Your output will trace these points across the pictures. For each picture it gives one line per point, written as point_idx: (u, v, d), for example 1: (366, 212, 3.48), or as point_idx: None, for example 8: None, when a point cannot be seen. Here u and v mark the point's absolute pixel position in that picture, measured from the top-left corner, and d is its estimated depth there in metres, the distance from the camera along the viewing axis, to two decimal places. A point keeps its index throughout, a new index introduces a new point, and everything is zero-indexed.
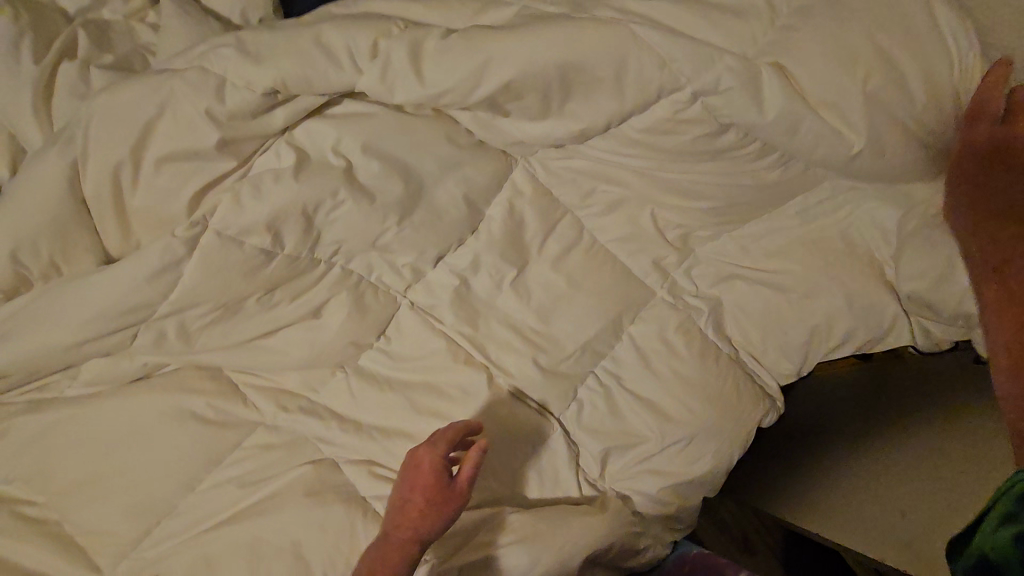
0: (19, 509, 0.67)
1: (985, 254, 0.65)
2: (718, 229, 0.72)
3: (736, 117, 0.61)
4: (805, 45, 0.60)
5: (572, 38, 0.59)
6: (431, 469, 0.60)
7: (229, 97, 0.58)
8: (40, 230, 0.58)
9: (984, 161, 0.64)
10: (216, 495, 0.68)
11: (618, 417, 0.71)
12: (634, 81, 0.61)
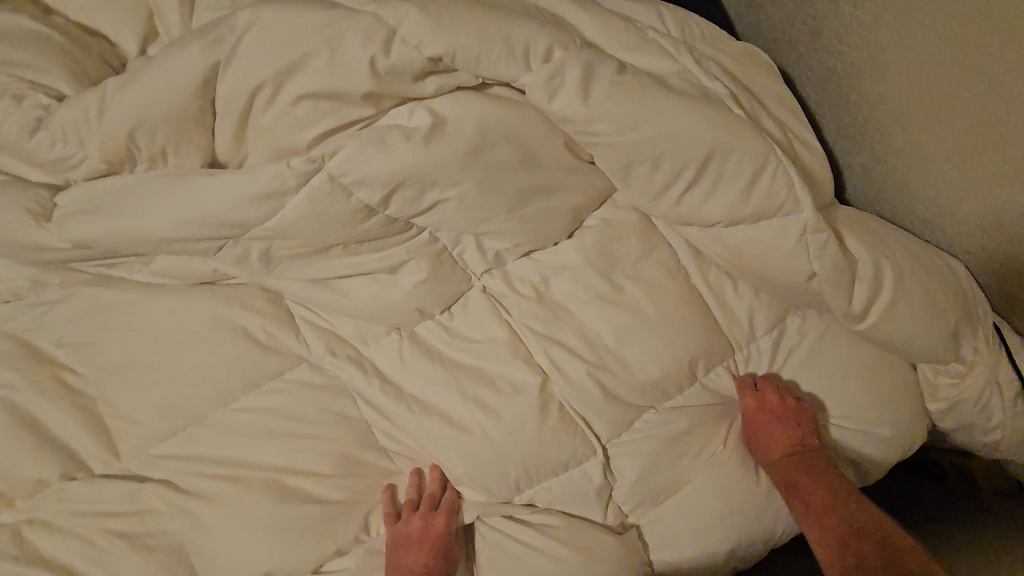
0: (61, 374, 0.68)
1: (796, 475, 0.68)
2: (803, 327, 0.70)
3: (823, 267, 0.62)
4: (855, 221, 0.69)
5: (729, 128, 0.60)
6: (439, 540, 0.64)
7: (394, 50, 0.54)
8: (164, 119, 0.59)
9: (752, 427, 0.69)
10: (244, 421, 0.66)
11: (667, 461, 0.68)
12: (762, 191, 0.61)
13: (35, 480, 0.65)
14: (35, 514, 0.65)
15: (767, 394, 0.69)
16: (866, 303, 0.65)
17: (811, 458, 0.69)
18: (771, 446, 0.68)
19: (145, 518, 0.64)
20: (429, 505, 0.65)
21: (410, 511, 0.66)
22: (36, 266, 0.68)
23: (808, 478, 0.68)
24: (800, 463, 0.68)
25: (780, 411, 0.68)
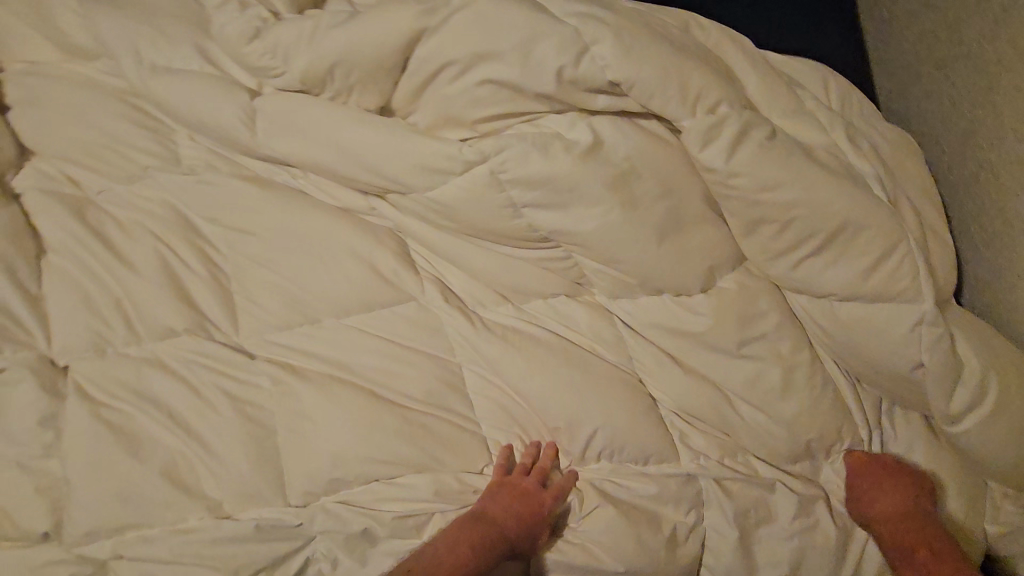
0: (207, 250, 0.79)
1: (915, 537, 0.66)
2: (872, 411, 0.73)
3: (901, 359, 0.67)
4: (968, 337, 0.68)
5: (857, 215, 0.64)
6: (537, 508, 0.67)
7: (583, 63, 0.60)
8: (362, 65, 0.67)
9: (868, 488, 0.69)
10: (349, 335, 0.76)
11: (717, 508, 0.69)
12: (867, 277, 0.66)
13: (163, 330, 0.75)
14: (153, 359, 0.74)
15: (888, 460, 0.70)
16: (942, 405, 0.67)
17: (931, 527, 0.67)
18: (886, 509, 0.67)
19: (243, 392, 0.73)
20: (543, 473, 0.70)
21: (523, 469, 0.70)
22: (230, 150, 0.82)
23: (930, 540, 0.66)
24: (924, 529, 0.66)
25: (894, 471, 0.69)
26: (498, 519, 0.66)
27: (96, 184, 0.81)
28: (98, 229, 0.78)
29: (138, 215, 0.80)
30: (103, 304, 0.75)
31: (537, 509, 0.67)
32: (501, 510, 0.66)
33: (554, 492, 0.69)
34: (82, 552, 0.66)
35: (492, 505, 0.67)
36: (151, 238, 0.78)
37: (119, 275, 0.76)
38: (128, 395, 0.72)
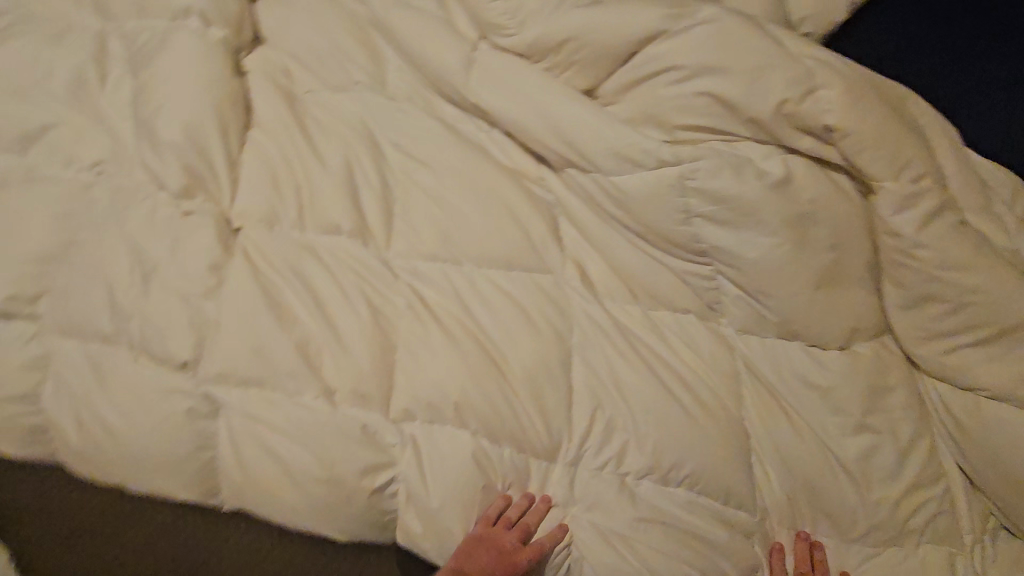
0: (384, 169, 0.86)
1: None
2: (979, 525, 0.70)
3: None
4: None
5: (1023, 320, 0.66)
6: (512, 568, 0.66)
7: (806, 102, 0.64)
8: (592, 47, 0.72)
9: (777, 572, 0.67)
10: (484, 283, 0.80)
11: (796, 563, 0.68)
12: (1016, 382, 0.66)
13: (328, 226, 0.82)
14: (312, 247, 0.81)
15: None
16: None
17: None
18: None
19: (380, 303, 0.78)
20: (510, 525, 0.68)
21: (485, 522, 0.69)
22: (431, 90, 0.89)
23: None
24: None
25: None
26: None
27: (308, 84, 0.90)
28: (300, 122, 0.86)
29: (335, 122, 0.87)
30: (285, 187, 0.83)
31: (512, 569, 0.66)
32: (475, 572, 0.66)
33: (532, 552, 0.67)
34: (207, 389, 0.73)
35: (473, 554, 0.67)
36: (341, 144, 0.86)
37: (306, 167, 0.84)
38: (284, 271, 0.78)
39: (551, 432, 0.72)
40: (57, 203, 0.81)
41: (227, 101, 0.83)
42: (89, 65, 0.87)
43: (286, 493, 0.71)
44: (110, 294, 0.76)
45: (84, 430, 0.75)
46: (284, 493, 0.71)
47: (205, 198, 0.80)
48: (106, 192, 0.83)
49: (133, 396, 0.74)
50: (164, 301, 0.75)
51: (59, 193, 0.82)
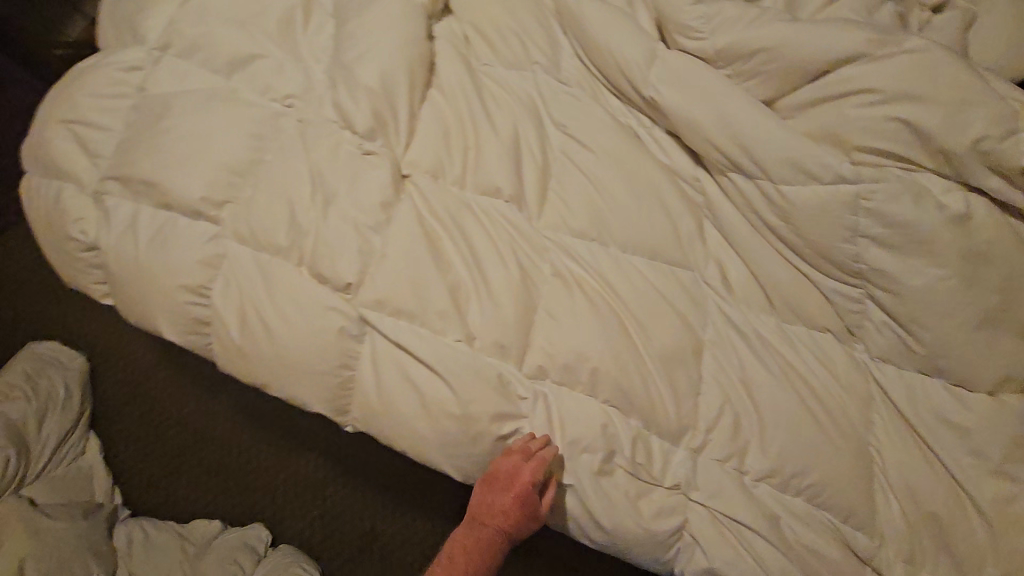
0: (546, 144, 0.90)
1: None
2: None
3: None
4: None
5: None
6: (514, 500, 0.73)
7: (1007, 142, 0.65)
8: (786, 60, 0.75)
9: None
10: (627, 267, 0.83)
11: None
12: None
13: (489, 188, 0.86)
14: (471, 205, 0.86)
15: None
16: None
17: None
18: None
19: (528, 267, 0.82)
20: (501, 474, 0.73)
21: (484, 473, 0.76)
22: (601, 80, 0.93)
23: None
24: None
25: None
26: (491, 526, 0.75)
27: (485, 56, 0.95)
28: (475, 89, 0.92)
29: (507, 94, 0.92)
30: (456, 146, 0.89)
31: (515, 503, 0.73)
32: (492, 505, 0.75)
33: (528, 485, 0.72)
34: (363, 313, 0.79)
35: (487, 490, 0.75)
36: (510, 114, 0.90)
37: (476, 131, 0.89)
38: (445, 221, 0.84)
39: (679, 416, 0.74)
40: (252, 125, 0.89)
41: (417, 58, 0.89)
42: (297, 8, 0.95)
43: (418, 423, 0.76)
44: (289, 211, 0.83)
45: (242, 329, 0.81)
46: (417, 422, 0.76)
47: (384, 142, 0.86)
48: (297, 123, 0.91)
49: (294, 307, 0.80)
50: (338, 227, 0.81)
51: (254, 117, 0.90)
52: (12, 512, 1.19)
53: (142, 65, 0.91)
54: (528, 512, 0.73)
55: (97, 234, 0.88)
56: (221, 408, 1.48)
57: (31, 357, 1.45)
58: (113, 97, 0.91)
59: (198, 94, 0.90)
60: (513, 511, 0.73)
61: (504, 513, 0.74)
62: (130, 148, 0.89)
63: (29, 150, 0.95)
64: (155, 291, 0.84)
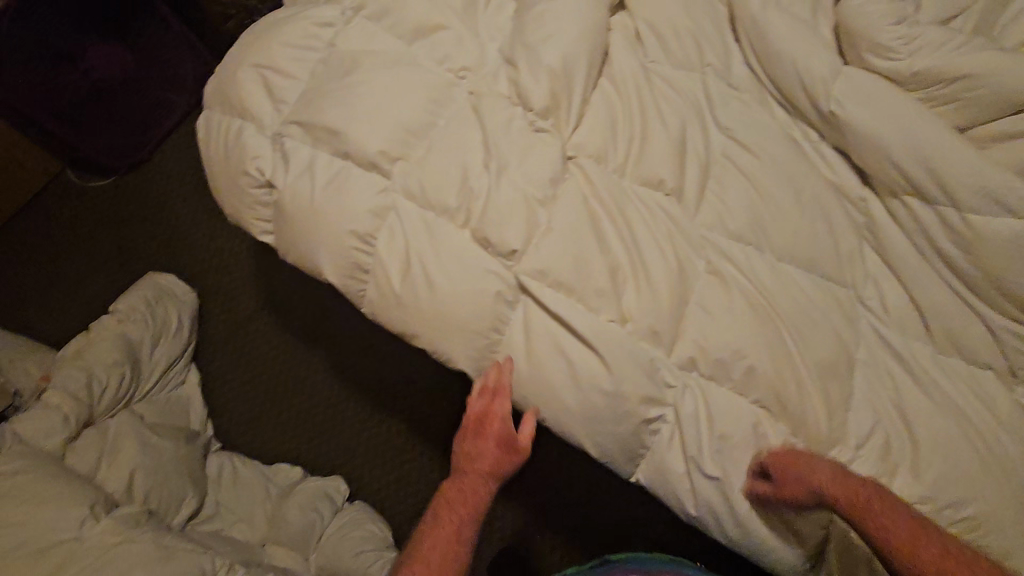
0: (710, 144, 0.91)
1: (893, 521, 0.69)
2: None
3: None
4: None
5: None
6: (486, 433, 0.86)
7: None
8: (990, 91, 0.80)
9: (788, 484, 0.72)
10: (784, 275, 0.83)
11: None
12: None
13: (651, 179, 0.88)
14: (633, 194, 0.88)
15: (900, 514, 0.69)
16: None
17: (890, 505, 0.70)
18: (873, 532, 0.69)
19: (686, 260, 0.83)
20: (475, 419, 0.87)
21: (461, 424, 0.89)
22: (771, 91, 0.94)
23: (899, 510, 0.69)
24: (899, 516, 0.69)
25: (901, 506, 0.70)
26: (473, 475, 0.87)
27: (655, 52, 0.96)
28: (645, 82, 0.93)
29: (675, 90, 0.93)
30: (622, 134, 0.91)
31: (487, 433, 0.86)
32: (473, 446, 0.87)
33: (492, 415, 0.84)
34: (524, 280, 0.81)
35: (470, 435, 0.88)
36: (679, 111, 0.91)
37: (644, 121, 0.91)
38: (610, 204, 0.85)
39: (829, 427, 0.76)
40: (429, 90, 0.93)
41: (596, 45, 0.92)
42: None
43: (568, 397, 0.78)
44: (462, 176, 0.86)
45: (403, 280, 0.85)
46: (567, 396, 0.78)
47: (556, 122, 0.89)
48: (470, 94, 0.94)
49: (457, 265, 0.83)
50: (508, 194, 0.84)
51: (431, 82, 0.94)
52: (129, 427, 1.28)
53: (335, 22, 0.97)
54: (503, 452, 0.86)
55: (273, 173, 0.94)
56: (315, 362, 1.54)
57: (151, 284, 1.54)
58: (304, 49, 0.97)
59: (382, 55, 0.95)
60: (489, 445, 0.86)
61: (483, 457, 0.86)
62: (314, 97, 0.94)
63: (216, 88, 1.02)
64: (324, 233, 0.89)
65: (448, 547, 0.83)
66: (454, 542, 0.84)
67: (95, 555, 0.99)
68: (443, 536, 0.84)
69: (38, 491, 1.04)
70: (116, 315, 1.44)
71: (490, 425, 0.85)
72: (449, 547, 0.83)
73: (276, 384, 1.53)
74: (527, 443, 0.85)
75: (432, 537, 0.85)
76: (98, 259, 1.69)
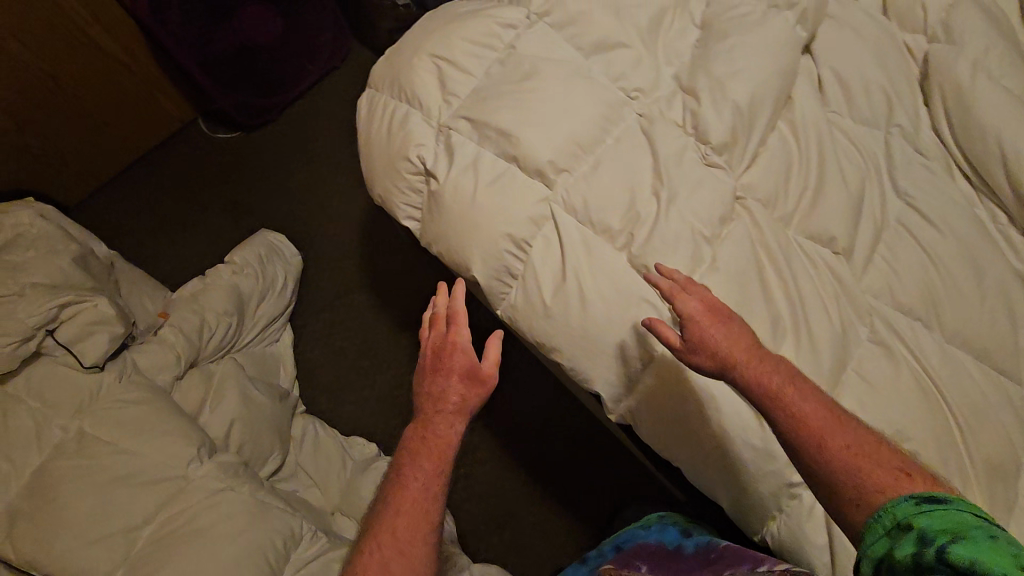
0: (888, 207, 0.88)
1: (794, 406, 0.69)
2: None
3: None
4: None
5: None
6: (445, 365, 0.86)
7: None
8: None
9: (698, 346, 0.73)
10: (952, 357, 0.80)
11: None
12: None
13: (822, 234, 0.85)
14: (799, 246, 0.85)
15: (801, 398, 0.69)
16: None
17: (788, 390, 0.69)
18: (778, 411, 0.69)
19: (851, 324, 0.80)
20: (435, 355, 0.88)
21: (421, 367, 0.90)
22: (958, 164, 0.91)
23: (798, 398, 0.69)
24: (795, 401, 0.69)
25: (800, 390, 0.69)
26: (437, 418, 0.84)
27: (838, 103, 0.93)
28: (826, 132, 0.90)
29: (856, 146, 0.90)
30: (795, 182, 0.88)
31: (445, 364, 0.86)
32: (432, 386, 0.86)
33: (452, 340, 0.87)
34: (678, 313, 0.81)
35: (429, 377, 0.87)
36: (861, 170, 0.88)
37: (821, 172, 0.88)
38: (778, 252, 0.83)
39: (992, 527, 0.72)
40: (602, 106, 0.93)
41: (783, 88, 0.89)
42: (668, 11, 0.98)
43: (703, 435, 0.80)
44: (630, 199, 0.86)
45: (553, 292, 0.85)
46: (702, 434, 0.80)
47: (732, 160, 0.87)
48: (641, 117, 0.93)
49: (612, 287, 0.83)
50: (676, 225, 0.82)
51: (604, 99, 0.94)
52: (234, 378, 1.33)
53: (517, 25, 0.97)
54: (467, 386, 0.86)
55: (435, 164, 0.95)
56: (403, 345, 1.57)
57: (264, 242, 1.59)
58: (483, 47, 0.98)
59: (560, 65, 0.95)
60: (451, 376, 0.86)
61: (449, 395, 0.85)
62: (488, 95, 0.95)
63: (388, 73, 1.05)
64: (478, 231, 0.89)
65: (417, 502, 0.79)
66: (422, 496, 0.79)
67: (201, 498, 1.03)
68: (412, 491, 0.80)
69: (156, 425, 1.09)
70: (232, 265, 1.49)
71: (451, 357, 0.86)
72: (420, 503, 0.79)
73: (363, 358, 1.57)
74: (493, 373, 0.86)
75: (400, 496, 0.80)
76: (215, 208, 1.77)
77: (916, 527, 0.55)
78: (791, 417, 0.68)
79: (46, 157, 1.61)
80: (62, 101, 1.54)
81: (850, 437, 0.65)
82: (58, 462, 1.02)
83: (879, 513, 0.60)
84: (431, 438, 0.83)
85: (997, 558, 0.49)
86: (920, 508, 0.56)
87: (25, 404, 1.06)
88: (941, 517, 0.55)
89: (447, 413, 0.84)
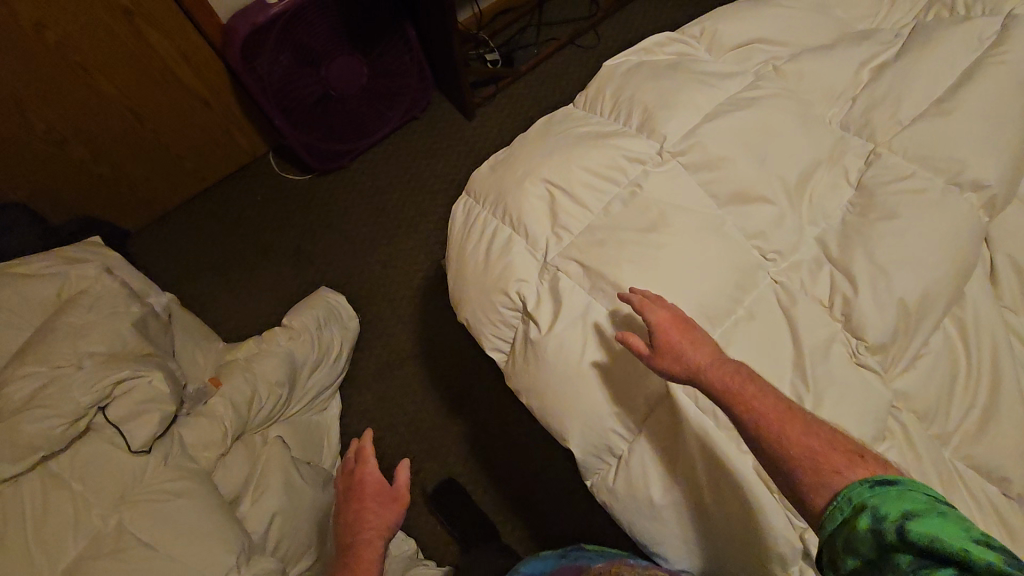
0: None
1: (748, 396, 0.65)
2: None
3: None
4: None
5: None
6: (362, 497, 0.88)
7: None
8: None
9: (664, 353, 0.71)
10: None
11: None
12: None
13: (986, 466, 0.74)
14: (959, 476, 0.74)
15: (755, 389, 0.65)
16: None
17: (742, 381, 0.66)
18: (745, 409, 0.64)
19: None
20: (349, 489, 0.90)
21: (337, 500, 0.91)
22: None
23: (751, 387, 0.65)
24: (749, 389, 0.65)
25: (754, 381, 0.65)
26: (358, 549, 0.84)
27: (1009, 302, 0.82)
28: (1000, 340, 0.78)
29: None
30: (958, 396, 0.76)
31: (362, 496, 0.88)
32: (351, 515, 0.87)
33: (363, 473, 0.89)
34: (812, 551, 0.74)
35: (347, 509, 0.88)
36: None
37: (992, 389, 0.76)
38: (939, 484, 0.72)
39: None
40: (737, 271, 0.82)
41: (955, 284, 0.78)
42: (821, 165, 0.86)
43: None
44: None
45: (666, 494, 0.78)
46: None
47: (888, 362, 0.76)
48: (779, 287, 0.82)
49: (735, 503, 0.75)
50: None
51: (739, 262, 0.83)
52: (279, 460, 1.26)
53: (646, 161, 0.88)
54: (383, 507, 0.88)
55: (537, 306, 0.85)
56: (455, 432, 1.48)
57: (324, 303, 1.51)
58: (605, 181, 0.88)
59: (692, 215, 0.85)
60: (368, 503, 0.87)
61: (366, 520, 0.86)
62: (607, 240, 0.85)
63: (492, 185, 0.96)
64: (581, 401, 0.80)
65: None
66: None
67: None
68: None
69: (196, 527, 1.02)
70: (289, 329, 1.42)
71: (363, 488, 0.88)
72: None
73: (412, 440, 1.48)
74: (405, 491, 0.88)
75: None
76: (275, 251, 1.69)
77: (875, 507, 0.52)
78: (754, 414, 0.63)
79: (113, 184, 1.53)
80: (141, 139, 1.48)
81: (809, 428, 0.61)
82: (91, 563, 0.95)
83: (837, 497, 0.56)
84: (358, 570, 0.82)
85: (956, 536, 0.47)
86: (876, 489, 0.53)
87: (66, 487, 0.99)
88: (900, 496, 0.52)
89: (369, 538, 0.85)
